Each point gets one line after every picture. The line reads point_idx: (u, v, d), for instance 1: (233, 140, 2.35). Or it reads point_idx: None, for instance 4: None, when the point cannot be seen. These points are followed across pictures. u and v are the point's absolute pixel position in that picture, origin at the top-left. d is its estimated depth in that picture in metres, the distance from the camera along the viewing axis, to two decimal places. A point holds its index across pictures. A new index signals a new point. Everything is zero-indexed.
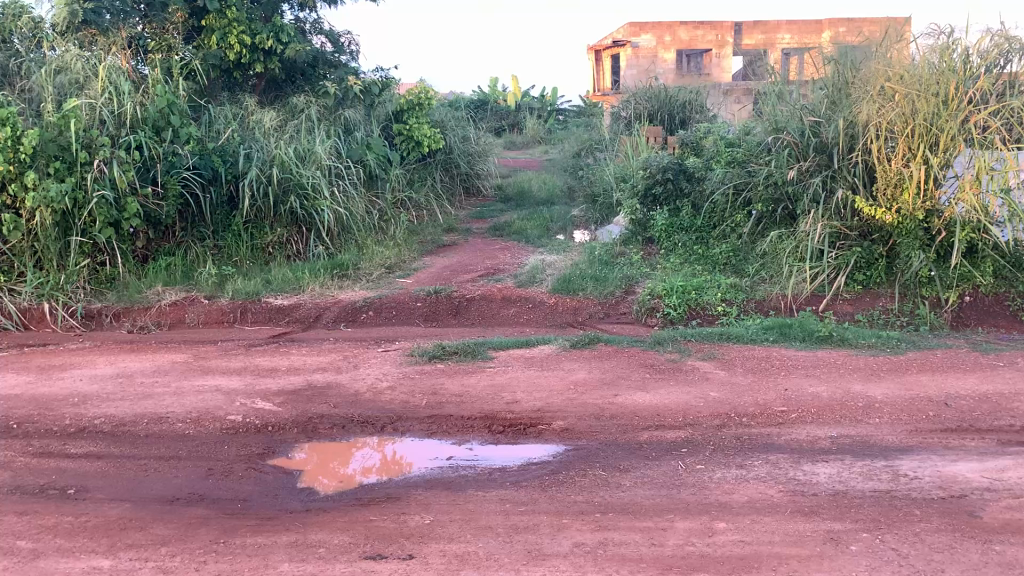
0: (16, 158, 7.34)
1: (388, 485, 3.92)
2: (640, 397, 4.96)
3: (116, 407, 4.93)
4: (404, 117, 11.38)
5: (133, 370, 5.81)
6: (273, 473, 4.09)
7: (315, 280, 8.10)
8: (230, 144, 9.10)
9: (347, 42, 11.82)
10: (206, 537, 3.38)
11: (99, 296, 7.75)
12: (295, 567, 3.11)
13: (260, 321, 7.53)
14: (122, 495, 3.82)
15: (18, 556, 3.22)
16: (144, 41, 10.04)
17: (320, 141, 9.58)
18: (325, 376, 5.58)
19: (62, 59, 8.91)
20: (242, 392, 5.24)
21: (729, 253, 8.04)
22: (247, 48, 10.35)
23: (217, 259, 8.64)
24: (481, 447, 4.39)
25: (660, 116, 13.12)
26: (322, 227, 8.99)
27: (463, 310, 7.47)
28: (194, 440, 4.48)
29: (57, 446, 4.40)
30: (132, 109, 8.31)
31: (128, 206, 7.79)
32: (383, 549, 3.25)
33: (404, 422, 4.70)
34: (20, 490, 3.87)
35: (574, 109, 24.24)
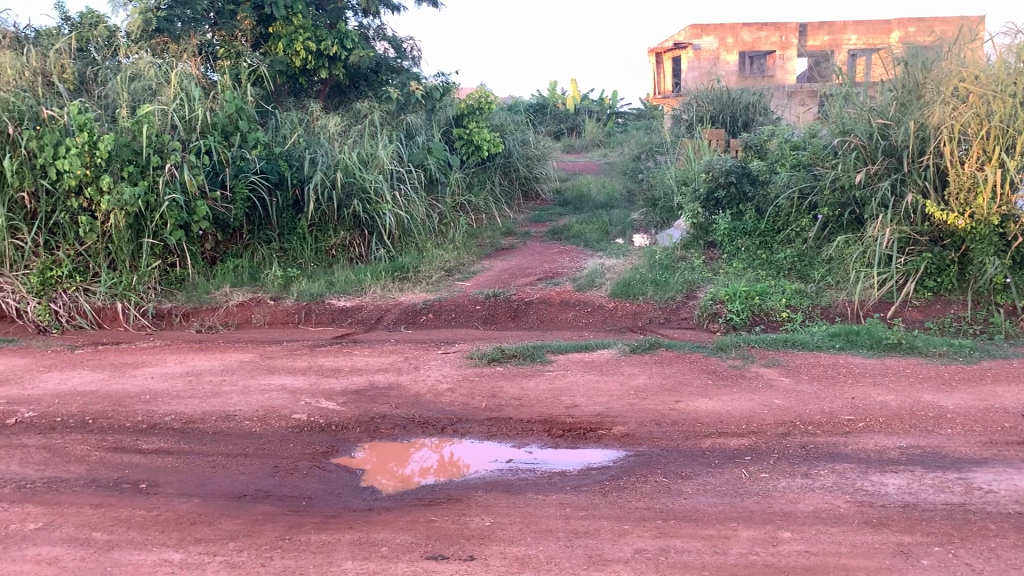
0: (92, 163, 7.60)
1: (447, 486, 3.96)
2: (702, 403, 4.91)
3: (186, 405, 5.07)
4: (465, 122, 11.45)
5: (202, 369, 5.97)
6: (336, 471, 4.15)
7: (377, 282, 8.22)
8: (295, 148, 9.27)
9: (409, 48, 11.98)
10: (272, 534, 3.45)
11: (169, 297, 8.00)
12: (358, 566, 3.16)
13: (324, 322, 7.67)
14: (191, 490, 3.93)
15: (94, 547, 3.34)
16: (214, 48, 10.29)
17: (382, 145, 9.69)
18: (387, 377, 5.64)
19: (136, 66, 9.20)
20: (307, 391, 5.35)
21: (794, 258, 7.90)
22: (313, 54, 10.59)
23: (283, 262, 8.82)
24: (540, 450, 4.40)
25: (722, 118, 12.97)
26: (383, 230, 9.12)
27: (522, 313, 7.48)
28: (260, 438, 4.58)
29: (130, 441, 4.54)
30: (202, 114, 8.52)
31: (198, 210, 8.01)
32: (445, 549, 3.28)
33: (465, 423, 4.74)
34: (96, 483, 4.01)
35: (634, 112, 24.09)
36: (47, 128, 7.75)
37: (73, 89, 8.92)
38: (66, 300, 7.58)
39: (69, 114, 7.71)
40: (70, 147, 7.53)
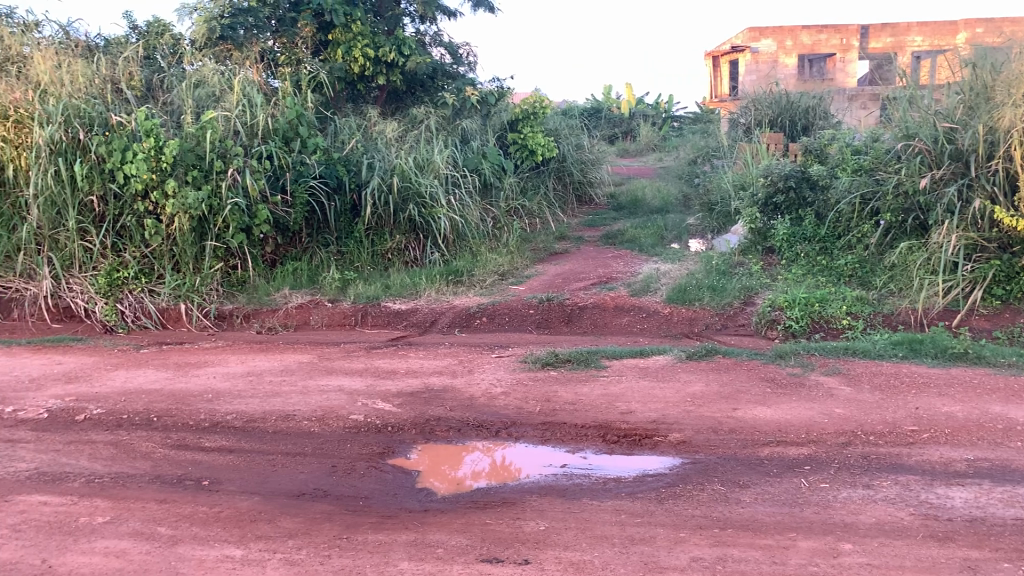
0: (158, 167, 7.81)
1: (501, 490, 3.97)
2: (760, 411, 4.83)
3: (247, 404, 5.18)
4: (520, 126, 11.51)
5: (262, 369, 6.09)
6: (392, 472, 4.20)
7: (431, 286, 8.28)
8: (354, 154, 9.42)
9: (465, 53, 12.08)
10: (330, 532, 3.51)
11: (231, 298, 8.17)
12: (414, 566, 3.19)
13: (379, 324, 7.75)
14: (252, 488, 4.01)
15: (158, 542, 3.43)
16: (275, 55, 10.51)
17: (438, 150, 9.78)
18: (441, 380, 5.69)
19: (201, 73, 9.44)
20: (363, 392, 5.42)
21: (855, 264, 7.73)
22: (371, 60, 10.76)
23: (340, 265, 8.95)
24: (595, 456, 4.39)
25: (781, 122, 12.77)
26: (438, 234, 9.18)
27: (575, 318, 7.47)
28: (318, 438, 4.66)
29: (193, 439, 4.66)
30: (263, 120, 8.71)
31: (259, 213, 8.18)
32: (500, 553, 3.29)
33: (519, 427, 4.75)
34: (161, 479, 4.12)
35: (690, 116, 23.89)
36: (116, 133, 8.01)
37: (140, 96, 9.19)
38: (132, 301, 7.80)
39: (137, 120, 7.94)
40: (138, 152, 7.76)
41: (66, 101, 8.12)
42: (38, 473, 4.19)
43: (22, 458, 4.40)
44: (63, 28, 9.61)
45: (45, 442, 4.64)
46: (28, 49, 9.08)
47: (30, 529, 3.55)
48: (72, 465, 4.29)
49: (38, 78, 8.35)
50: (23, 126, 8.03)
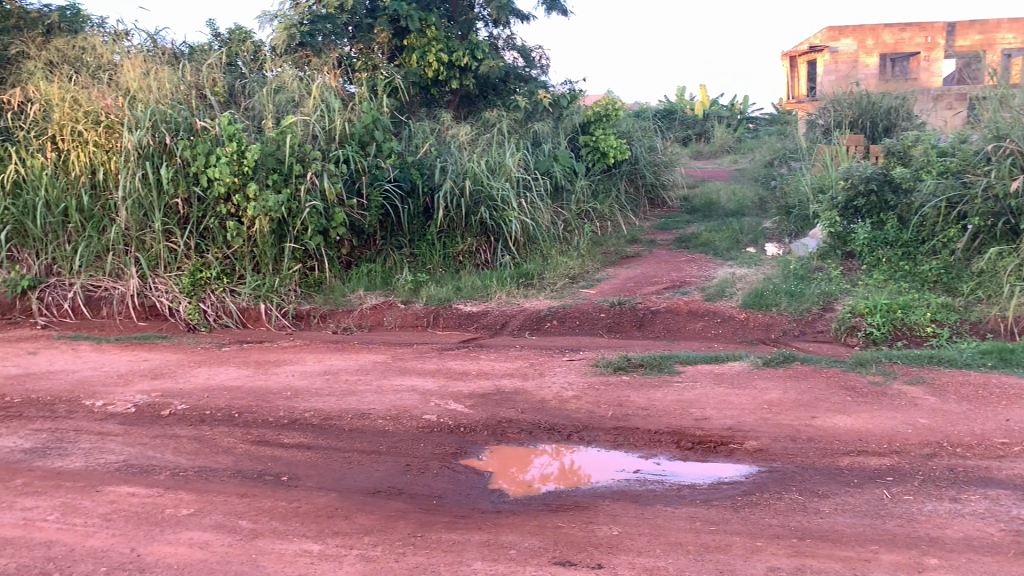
0: (240, 171, 8.03)
1: (574, 493, 3.97)
2: (840, 420, 4.71)
3: (323, 402, 5.30)
4: (591, 129, 11.49)
5: (338, 368, 6.21)
6: (465, 472, 4.24)
7: (502, 289, 8.32)
8: (427, 158, 9.55)
9: (538, 57, 12.11)
10: (405, 530, 3.56)
11: (308, 299, 8.36)
12: (488, 567, 3.21)
13: (451, 326, 7.83)
14: (329, 484, 4.10)
15: (240, 535, 3.54)
16: (352, 61, 10.76)
17: (510, 153, 9.84)
18: (513, 383, 5.71)
19: (281, 79, 9.70)
20: (436, 393, 5.48)
21: (940, 270, 7.48)
22: (445, 65, 10.90)
23: (413, 267, 9.06)
24: (669, 462, 4.35)
25: (861, 123, 12.43)
26: (509, 237, 9.21)
27: (648, 322, 7.40)
28: (393, 436, 4.74)
29: (272, 435, 4.79)
30: (341, 125, 8.90)
31: (335, 216, 8.35)
32: (573, 556, 3.29)
33: (591, 431, 4.74)
34: (242, 474, 4.24)
35: (766, 117, 23.44)
36: (200, 138, 8.30)
37: (223, 101, 9.44)
38: (214, 300, 8.05)
39: (220, 125, 8.20)
40: (221, 156, 8.00)
41: (154, 107, 8.44)
42: (126, 465, 4.36)
43: (111, 450, 4.58)
44: (151, 37, 10.00)
45: (133, 436, 4.82)
46: (118, 57, 9.48)
47: (120, 519, 3.69)
48: (159, 458, 4.45)
49: (128, 85, 8.72)
50: (114, 131, 8.44)
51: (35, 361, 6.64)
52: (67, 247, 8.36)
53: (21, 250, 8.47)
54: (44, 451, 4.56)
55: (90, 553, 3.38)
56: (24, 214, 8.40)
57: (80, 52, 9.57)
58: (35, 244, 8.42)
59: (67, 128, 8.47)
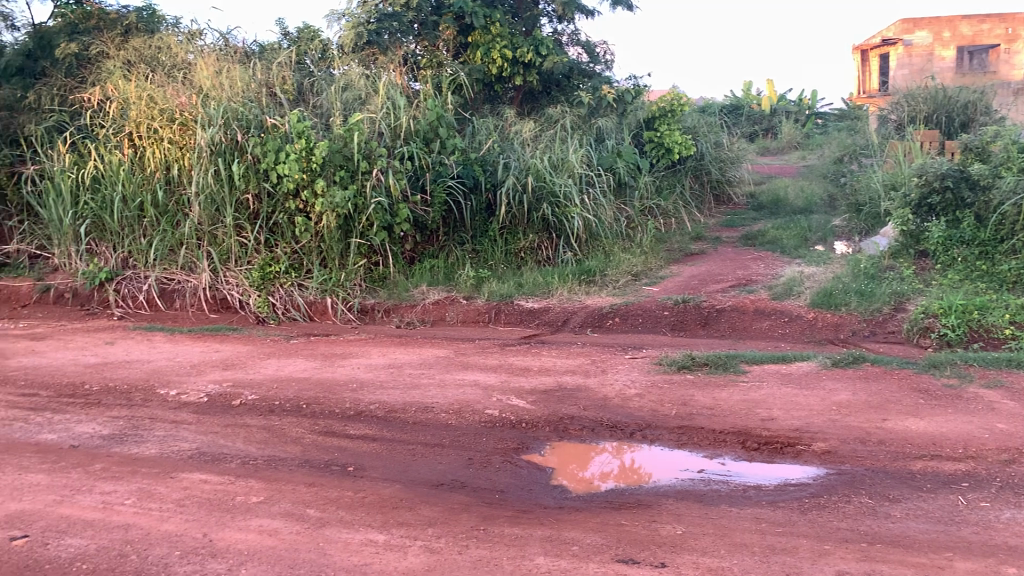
0: (308, 167, 8.17)
1: (636, 491, 3.96)
2: (912, 423, 4.59)
3: (388, 395, 5.38)
4: (656, 125, 11.38)
5: (402, 362, 6.28)
6: (527, 467, 4.26)
7: (564, 285, 8.31)
8: (490, 154, 9.61)
9: (602, 52, 12.06)
10: (468, 523, 3.59)
11: (373, 293, 8.48)
12: (550, 562, 3.22)
13: (513, 322, 7.86)
14: (394, 475, 4.16)
15: (308, 523, 3.62)
16: (417, 58, 10.88)
17: (573, 149, 9.82)
18: (575, 379, 5.70)
19: (348, 77, 9.86)
20: (498, 388, 5.51)
21: (1019, 270, 7.22)
22: (509, 61, 10.93)
23: (475, 263, 9.12)
24: (733, 462, 4.30)
25: (937, 118, 12.07)
26: (571, 234, 9.19)
27: (712, 321, 7.31)
28: (456, 430, 4.78)
29: (338, 426, 4.88)
30: (406, 122, 9.01)
31: (400, 212, 8.45)
32: (636, 554, 3.27)
33: (654, 430, 4.71)
34: (310, 463, 4.33)
35: (835, 113, 22.88)
36: (270, 135, 8.47)
37: (293, 99, 9.61)
38: (283, 294, 8.23)
39: (290, 122, 8.36)
40: (290, 153, 8.16)
41: (226, 105, 8.67)
42: (199, 453, 4.49)
43: (185, 438, 4.72)
44: (224, 36, 10.26)
45: (205, 424, 4.96)
46: (192, 57, 9.75)
47: (193, 505, 3.81)
48: (229, 447, 4.57)
49: (201, 84, 8.97)
50: (187, 128, 8.67)
51: (112, 351, 6.88)
52: (143, 241, 8.64)
53: (100, 243, 8.81)
54: (121, 438, 4.73)
55: (165, 537, 3.50)
56: (102, 209, 8.73)
57: (155, 51, 9.84)
58: (113, 238, 8.75)
59: (143, 125, 8.77)
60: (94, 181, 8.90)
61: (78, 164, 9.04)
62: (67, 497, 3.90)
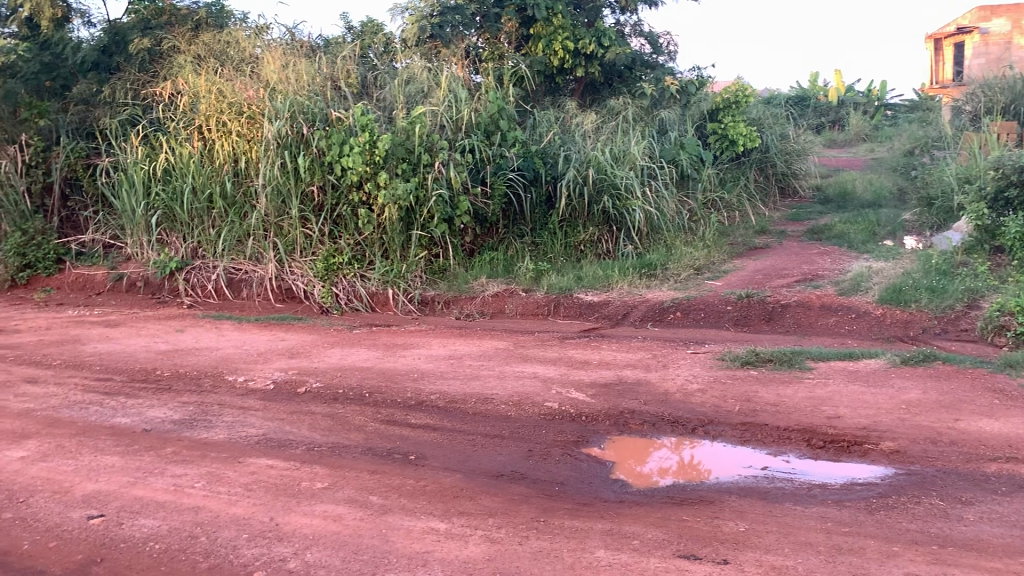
0: (372, 160, 8.27)
1: (698, 487, 3.92)
2: (986, 424, 4.45)
3: (448, 385, 5.43)
4: (720, 116, 11.21)
5: (462, 353, 6.33)
6: (586, 461, 4.26)
7: (624, 279, 8.27)
8: (551, 147, 9.59)
9: (665, 43, 11.97)
10: (528, 515, 3.61)
11: (433, 285, 8.55)
12: (611, 555, 3.22)
13: (572, 315, 7.85)
14: (454, 465, 4.20)
15: (371, 509, 3.68)
16: (479, 51, 10.92)
17: (635, 142, 9.75)
18: (635, 373, 5.67)
19: (411, 71, 9.96)
20: (557, 380, 5.52)
21: None
22: (570, 53, 10.88)
23: (534, 256, 9.12)
24: (799, 460, 4.22)
25: (1015, 109, 11.64)
26: (632, 226, 9.11)
27: (777, 316, 7.19)
28: (516, 421, 4.80)
29: (400, 415, 4.94)
30: (467, 115, 9.05)
31: (460, 205, 8.49)
32: (698, 550, 3.25)
33: (717, 426, 4.66)
34: (373, 451, 4.40)
35: (906, 104, 22.19)
36: (335, 128, 8.59)
37: (356, 93, 9.72)
38: (346, 285, 8.36)
39: (354, 116, 8.47)
40: (354, 146, 8.27)
41: (292, 99, 8.84)
42: (265, 439, 4.60)
43: (252, 424, 4.84)
44: (290, 31, 10.43)
45: (271, 411, 5.08)
46: (259, 51, 9.97)
47: (260, 489, 3.91)
48: (295, 433, 4.67)
49: (268, 77, 9.18)
50: (255, 121, 8.88)
51: (182, 338, 7.09)
52: (211, 231, 8.86)
53: (171, 234, 9.07)
54: (191, 422, 4.87)
55: (233, 520, 3.59)
56: (173, 200, 8.98)
57: (224, 46, 10.04)
58: (182, 229, 8.99)
59: (213, 118, 8.99)
60: (165, 173, 9.16)
61: (150, 156, 9.30)
62: (140, 478, 4.04)
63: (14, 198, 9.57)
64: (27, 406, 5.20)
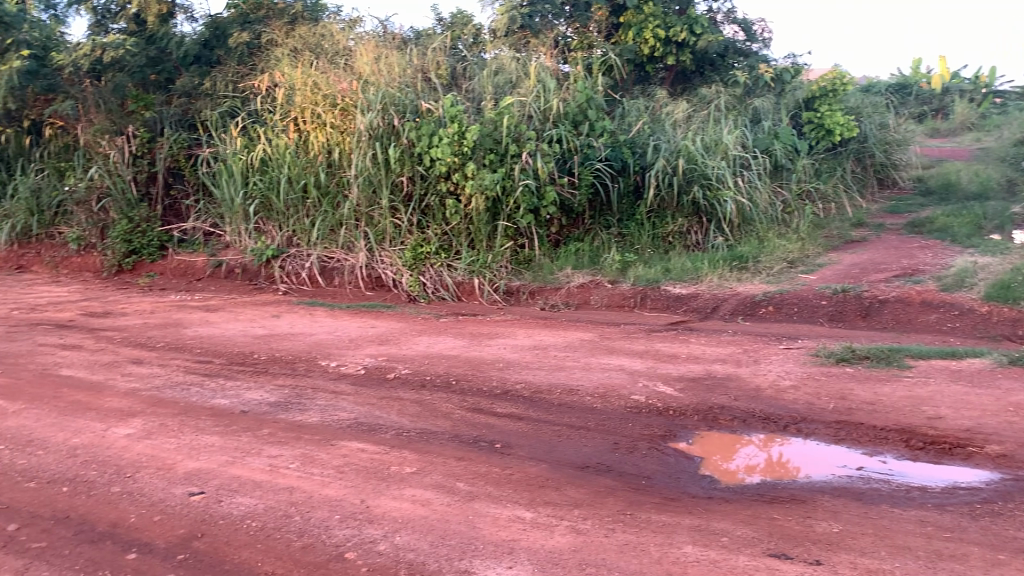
0: (460, 151, 8.35)
1: (789, 486, 3.83)
2: None
3: (535, 375, 5.45)
4: (816, 105, 10.86)
5: (548, 344, 6.33)
6: (674, 455, 4.21)
7: (713, 272, 8.13)
8: (640, 136, 9.48)
9: (760, 30, 11.63)
10: (614, 507, 3.60)
11: (519, 275, 8.60)
12: (698, 551, 3.18)
13: (659, 308, 7.77)
14: (541, 455, 4.21)
15: (458, 496, 3.73)
16: (568, 40, 10.90)
17: (727, 131, 9.56)
18: (725, 368, 5.58)
19: (500, 62, 10.03)
20: (645, 373, 5.47)
21: None
22: (661, 41, 10.75)
23: (621, 247, 9.08)
24: (896, 461, 4.08)
25: None
26: (723, 218, 8.95)
27: (874, 312, 6.96)
28: (602, 414, 4.78)
29: (486, 403, 4.98)
30: (556, 104, 9.01)
31: (546, 195, 8.48)
32: (789, 549, 3.18)
33: (810, 424, 4.55)
34: (459, 438, 4.46)
35: (1017, 91, 21.05)
36: (425, 120, 8.70)
37: (446, 84, 9.79)
38: (433, 274, 8.47)
39: (443, 107, 8.56)
40: (443, 137, 8.37)
41: (384, 91, 9.01)
42: (357, 422, 4.71)
43: (344, 408, 4.96)
44: (382, 23, 10.59)
45: (362, 395, 5.19)
46: (353, 43, 10.22)
47: (351, 472, 4.00)
48: (384, 418, 4.77)
49: (362, 70, 9.37)
50: (348, 113, 9.09)
51: (278, 323, 7.32)
52: (305, 221, 9.10)
53: (267, 222, 9.34)
54: (286, 405, 5.03)
55: (326, 501, 3.70)
56: (269, 189, 9.25)
57: (318, 39, 10.30)
58: (278, 218, 9.25)
59: (308, 111, 9.24)
60: (262, 164, 9.44)
61: (248, 147, 9.60)
62: (238, 458, 4.20)
63: (121, 187, 10.09)
64: (133, 385, 5.46)
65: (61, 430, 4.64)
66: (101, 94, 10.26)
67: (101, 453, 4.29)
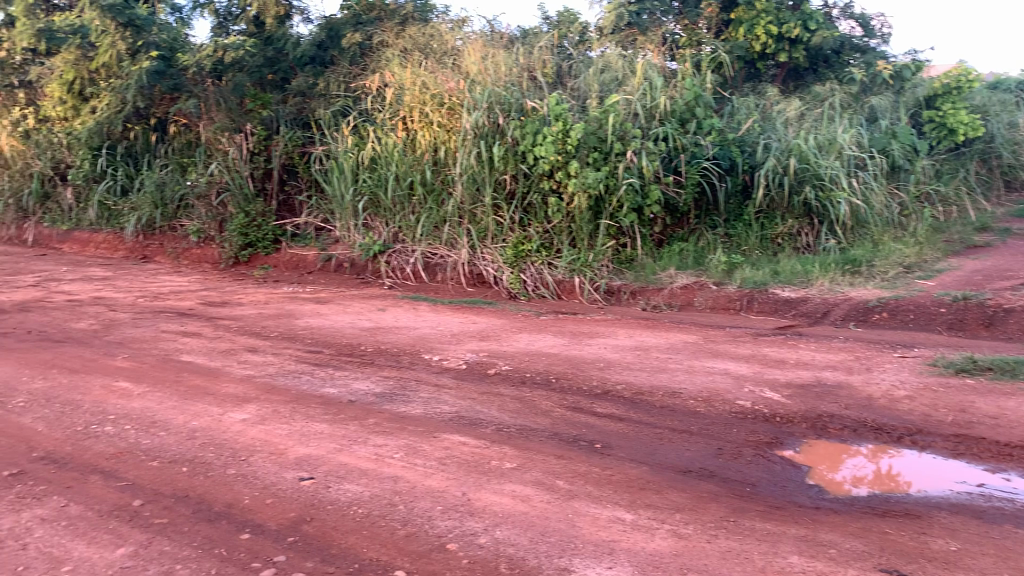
0: (564, 149, 8.37)
1: (903, 500, 3.69)
2: None
3: (636, 376, 5.41)
4: (938, 103, 10.36)
5: (650, 345, 6.29)
6: (781, 463, 4.11)
7: (825, 275, 7.88)
8: (750, 134, 9.27)
9: (879, 25, 11.18)
10: (717, 513, 3.54)
11: (620, 274, 8.56)
12: (805, 562, 3.10)
13: (767, 311, 7.58)
14: (641, 457, 4.19)
15: (558, 494, 3.74)
16: (676, 37, 10.80)
17: (841, 130, 9.27)
18: (835, 375, 5.40)
19: (606, 60, 9.99)
20: (750, 378, 5.36)
21: None
22: (773, 38, 10.48)
23: (727, 248, 8.91)
24: (1020, 479, 3.87)
25: None
26: (835, 220, 8.66)
27: (998, 321, 6.59)
28: (705, 418, 4.71)
29: (586, 403, 4.98)
30: (662, 102, 8.89)
31: (651, 194, 8.39)
32: (901, 565, 3.07)
33: (926, 436, 4.36)
34: (560, 437, 4.47)
35: None
36: (530, 118, 8.75)
37: (552, 83, 9.82)
38: (534, 271, 8.52)
39: (548, 106, 8.59)
40: (548, 135, 8.40)
41: (490, 90, 9.10)
42: (459, 416, 4.79)
43: (446, 402, 5.05)
44: (489, 23, 10.70)
45: (464, 390, 5.27)
46: (460, 43, 10.34)
47: (453, 464, 4.08)
48: (486, 413, 4.83)
49: (469, 69, 9.51)
50: (454, 112, 9.23)
51: (384, 316, 7.50)
52: (411, 217, 9.30)
53: (375, 219, 9.58)
54: (391, 396, 5.16)
55: (429, 491, 3.78)
56: (377, 186, 9.47)
57: (427, 38, 10.52)
58: (385, 214, 9.48)
59: (416, 110, 9.43)
60: (372, 161, 9.67)
61: (359, 145, 9.86)
62: (345, 446, 4.33)
63: (239, 182, 10.48)
64: (248, 372, 5.71)
65: (182, 412, 4.90)
66: (222, 93, 10.65)
67: (218, 436, 4.51)
